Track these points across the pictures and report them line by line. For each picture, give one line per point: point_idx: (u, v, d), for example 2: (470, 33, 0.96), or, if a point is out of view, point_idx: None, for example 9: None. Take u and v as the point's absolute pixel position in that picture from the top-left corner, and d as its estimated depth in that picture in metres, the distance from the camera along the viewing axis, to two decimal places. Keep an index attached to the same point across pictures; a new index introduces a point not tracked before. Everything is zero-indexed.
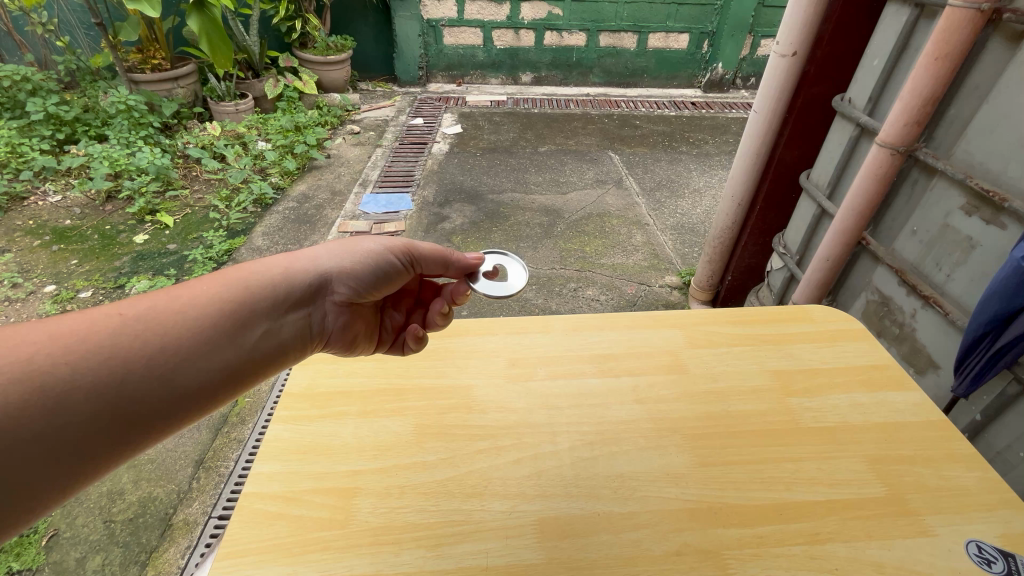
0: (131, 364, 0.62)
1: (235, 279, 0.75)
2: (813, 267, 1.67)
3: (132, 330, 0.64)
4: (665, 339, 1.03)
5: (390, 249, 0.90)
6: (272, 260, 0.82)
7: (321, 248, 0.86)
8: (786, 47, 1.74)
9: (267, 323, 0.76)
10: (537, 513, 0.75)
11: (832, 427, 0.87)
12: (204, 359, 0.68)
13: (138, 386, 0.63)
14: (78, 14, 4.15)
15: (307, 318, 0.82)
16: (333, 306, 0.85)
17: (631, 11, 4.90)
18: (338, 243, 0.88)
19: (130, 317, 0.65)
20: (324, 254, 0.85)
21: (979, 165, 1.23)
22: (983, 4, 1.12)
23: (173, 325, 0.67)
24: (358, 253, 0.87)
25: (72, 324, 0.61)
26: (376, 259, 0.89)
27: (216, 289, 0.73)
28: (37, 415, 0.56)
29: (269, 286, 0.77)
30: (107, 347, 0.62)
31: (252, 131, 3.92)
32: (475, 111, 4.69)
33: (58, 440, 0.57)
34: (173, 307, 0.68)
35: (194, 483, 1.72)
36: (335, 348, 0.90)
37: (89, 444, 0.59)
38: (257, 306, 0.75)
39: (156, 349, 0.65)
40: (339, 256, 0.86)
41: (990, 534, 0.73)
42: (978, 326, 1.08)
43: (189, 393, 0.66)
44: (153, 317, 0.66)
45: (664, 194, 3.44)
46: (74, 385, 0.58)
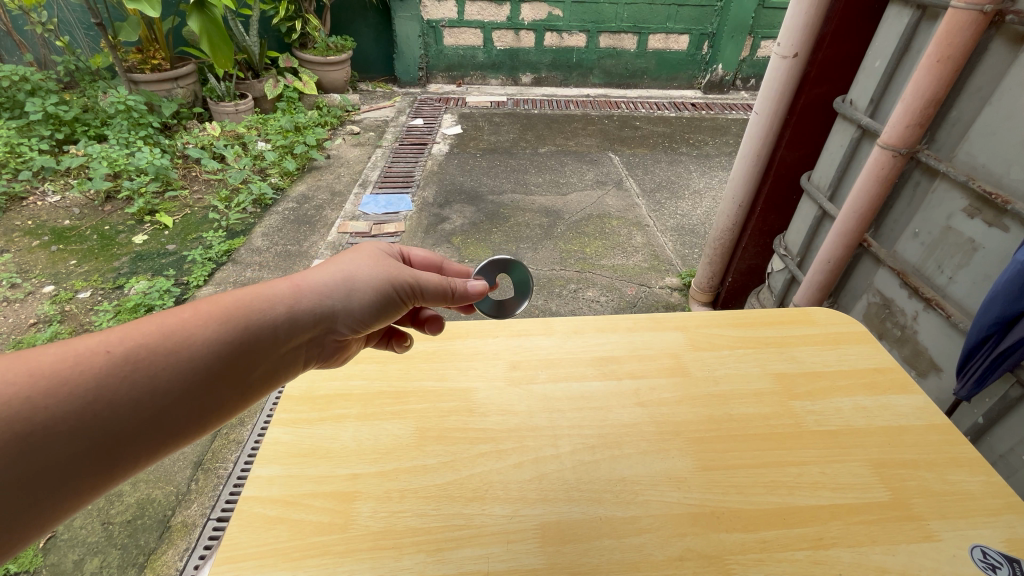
0: (119, 410, 0.56)
1: (239, 310, 0.67)
2: (815, 269, 1.66)
3: (121, 370, 0.57)
4: (667, 342, 1.02)
5: (399, 284, 0.81)
6: (279, 287, 0.72)
7: (333, 276, 0.77)
8: (787, 49, 1.73)
9: (267, 361, 0.70)
10: (539, 518, 0.74)
11: (835, 430, 0.86)
12: (198, 403, 0.62)
13: (124, 440, 0.57)
14: (78, 14, 4.14)
15: (309, 352, 0.75)
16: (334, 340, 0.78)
17: (631, 12, 4.90)
18: (352, 272, 0.78)
19: (118, 356, 0.58)
20: (337, 285, 0.76)
21: (981, 167, 1.23)
22: (986, 6, 1.12)
23: (167, 369, 0.60)
24: (372, 289, 0.78)
25: (50, 363, 0.53)
26: (385, 294, 0.80)
27: (217, 323, 0.65)
28: (8, 474, 0.50)
29: (274, 324, 0.70)
30: (92, 392, 0.55)
31: (252, 132, 3.92)
32: (475, 111, 4.69)
33: (33, 502, 0.52)
34: (167, 343, 0.61)
35: (193, 484, 1.71)
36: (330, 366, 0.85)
37: (68, 494, 0.54)
38: (258, 347, 0.68)
39: (146, 397, 0.58)
40: (351, 290, 0.77)
41: (995, 538, 0.72)
42: (980, 329, 1.08)
43: (178, 440, 0.62)
44: (144, 353, 0.59)
45: (665, 196, 3.44)
46: (52, 442, 0.52)
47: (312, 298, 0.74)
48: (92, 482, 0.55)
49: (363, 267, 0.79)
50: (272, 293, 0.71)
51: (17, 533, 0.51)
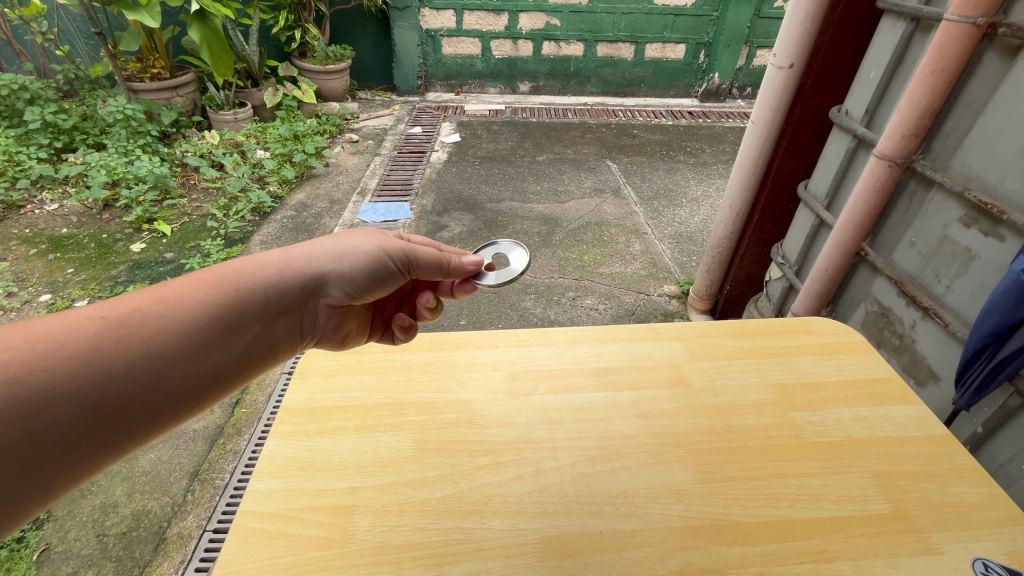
0: (116, 370, 0.62)
1: (224, 278, 0.74)
2: (812, 278, 1.66)
3: (116, 334, 0.63)
4: (667, 352, 1.02)
5: (390, 253, 0.89)
6: (265, 256, 0.80)
7: (318, 245, 0.85)
8: (782, 60, 1.75)
9: (257, 327, 0.76)
10: (538, 532, 0.73)
11: (835, 442, 0.86)
12: (192, 364, 0.68)
13: (122, 399, 0.62)
14: (78, 23, 4.16)
15: (299, 320, 0.82)
16: (326, 308, 0.85)
17: (628, 22, 4.95)
18: (336, 241, 0.87)
19: (112, 320, 0.64)
20: (322, 253, 0.84)
21: (976, 177, 1.24)
22: (978, 19, 1.13)
23: (160, 332, 0.66)
24: (358, 255, 0.86)
25: (50, 326, 0.60)
26: (371, 263, 0.88)
27: (203, 289, 0.71)
28: (11, 433, 0.54)
29: (260, 288, 0.76)
30: (89, 353, 0.60)
31: (251, 140, 3.93)
32: (474, 120, 4.71)
33: (39, 458, 0.56)
34: (157, 308, 0.67)
35: (189, 496, 1.70)
36: (325, 343, 0.92)
37: (70, 452, 0.58)
38: (246, 310, 0.74)
39: (141, 354, 0.64)
40: (337, 257, 0.85)
41: (997, 551, 0.72)
42: (979, 338, 1.08)
43: (173, 402, 0.66)
44: (137, 319, 0.65)
45: (662, 203, 3.46)
46: (53, 400, 0.57)
47: (296, 265, 0.82)
48: (94, 441, 0.60)
49: (352, 237, 0.88)
50: (259, 264, 0.78)
51: (25, 489, 0.56)
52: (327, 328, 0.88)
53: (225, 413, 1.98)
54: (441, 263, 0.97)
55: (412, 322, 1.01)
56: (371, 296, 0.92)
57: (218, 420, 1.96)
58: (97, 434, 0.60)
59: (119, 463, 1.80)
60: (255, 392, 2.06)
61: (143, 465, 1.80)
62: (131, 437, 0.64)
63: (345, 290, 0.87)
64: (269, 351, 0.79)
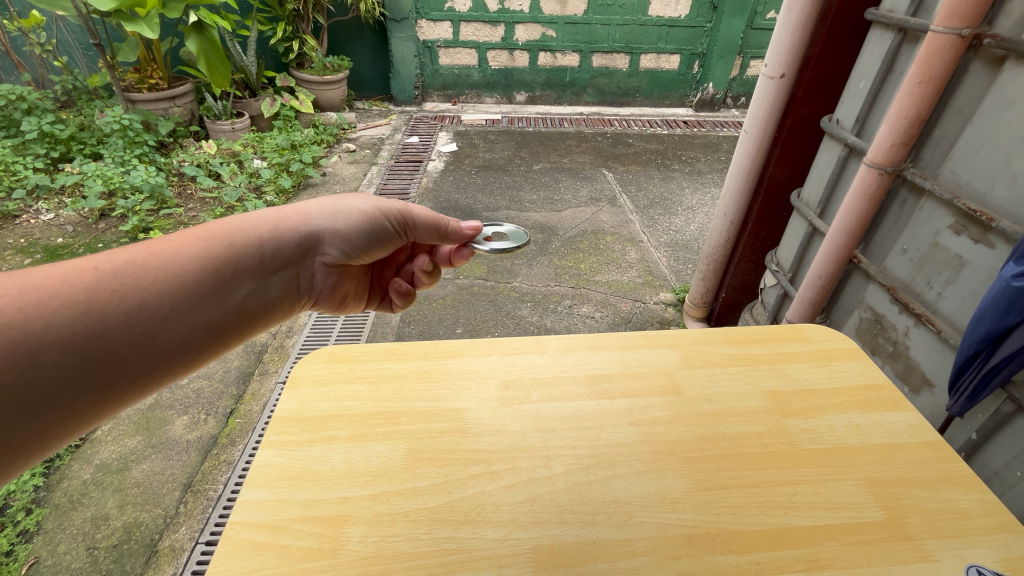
0: (111, 320, 0.68)
1: (211, 236, 0.81)
2: (806, 285, 1.67)
3: (112, 285, 0.70)
4: (660, 360, 1.02)
5: (386, 214, 1.00)
6: (257, 215, 0.89)
7: (309, 206, 0.95)
8: (774, 70, 1.77)
9: (252, 282, 0.84)
10: (531, 541, 0.73)
11: (829, 449, 0.86)
12: (189, 315, 0.75)
13: (122, 345, 0.69)
14: (77, 34, 4.19)
15: (295, 277, 0.92)
16: (322, 266, 0.96)
17: (623, 33, 5.00)
18: (327, 202, 0.97)
19: (106, 271, 0.70)
20: (313, 212, 0.94)
21: (965, 185, 1.25)
22: (963, 30, 1.15)
23: (156, 284, 0.73)
24: (349, 214, 0.96)
25: (47, 274, 0.66)
26: (364, 226, 0.98)
27: (190, 244, 0.79)
28: (9, 377, 0.60)
29: (250, 244, 0.84)
30: (83, 304, 0.66)
31: (247, 149, 3.94)
32: (470, 129, 4.74)
33: (46, 397, 0.62)
34: (147, 261, 0.74)
35: (181, 508, 1.68)
36: (323, 302, 1.02)
37: (74, 392, 0.65)
38: (236, 266, 0.82)
39: (135, 301, 0.71)
40: (330, 215, 0.95)
41: (991, 558, 0.72)
42: (971, 344, 1.09)
43: (172, 350, 0.73)
44: (131, 272, 0.72)
45: (658, 211, 3.48)
46: (53, 345, 0.63)
47: (286, 223, 0.91)
48: (96, 382, 0.67)
49: (344, 197, 0.98)
50: (254, 223, 0.87)
51: (37, 428, 0.62)
52: (320, 285, 0.97)
53: (219, 424, 1.97)
54: (438, 228, 1.09)
55: (409, 290, 1.23)
56: (366, 257, 1.03)
57: (212, 430, 1.94)
58: (98, 377, 0.67)
59: (111, 474, 1.78)
60: (250, 402, 2.05)
61: (135, 476, 1.78)
62: (132, 383, 0.70)
63: (339, 249, 0.97)
64: (266, 306, 0.87)
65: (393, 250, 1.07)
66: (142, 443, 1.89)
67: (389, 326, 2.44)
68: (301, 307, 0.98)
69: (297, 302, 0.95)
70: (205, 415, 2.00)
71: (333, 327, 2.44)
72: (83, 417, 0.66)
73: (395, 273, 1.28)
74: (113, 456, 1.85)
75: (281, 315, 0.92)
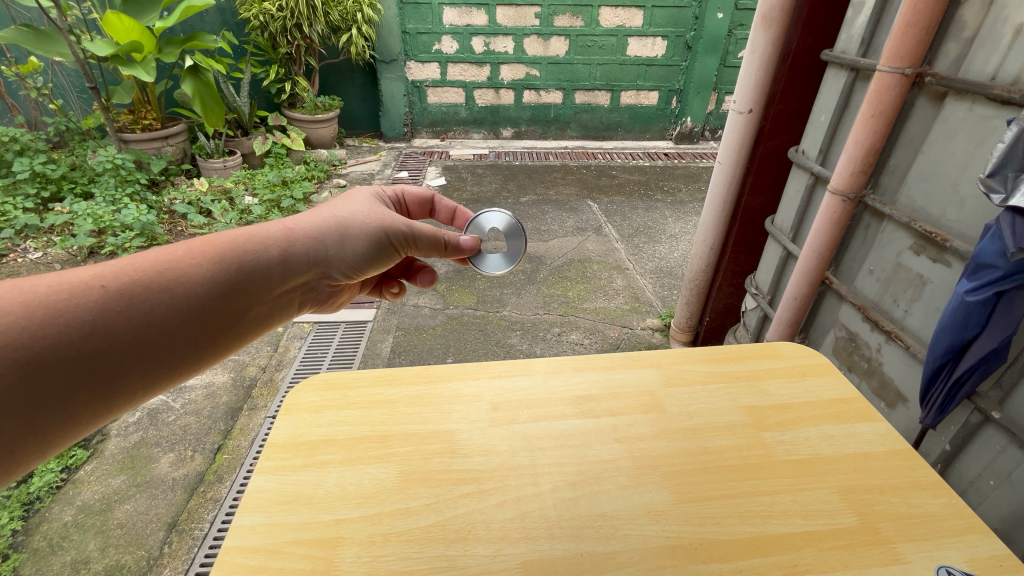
0: (115, 340, 0.71)
1: (219, 253, 0.83)
2: (784, 306, 1.74)
3: (116, 306, 0.71)
4: (643, 379, 1.07)
5: (392, 232, 1.06)
6: (267, 230, 0.91)
7: (319, 221, 0.98)
8: (742, 105, 1.89)
9: (255, 302, 0.87)
10: (521, 556, 0.75)
11: (805, 459, 0.90)
12: (191, 335, 0.78)
13: (123, 364, 0.72)
14: (72, 78, 4.30)
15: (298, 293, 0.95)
16: (325, 283, 0.99)
17: (604, 72, 5.25)
18: (337, 218, 1.00)
19: (113, 289, 0.72)
20: (322, 229, 0.97)
21: (921, 209, 1.34)
22: (906, 69, 1.26)
23: (158, 305, 0.75)
24: (356, 232, 1.01)
25: (51, 288, 0.68)
26: (372, 242, 1.03)
27: (198, 264, 0.80)
28: (13, 393, 0.63)
29: (258, 264, 0.87)
30: (87, 323, 0.69)
31: (239, 186, 4.01)
32: (459, 164, 4.88)
33: (46, 412, 0.66)
34: (154, 279, 0.76)
35: (166, 548, 1.64)
36: (320, 308, 1.08)
37: (72, 407, 0.68)
38: (240, 286, 0.84)
39: (140, 321, 0.73)
40: (338, 233, 0.99)
41: (959, 558, 0.75)
42: (936, 358, 1.14)
43: (171, 368, 0.77)
44: (135, 292, 0.73)
45: (643, 240, 3.58)
46: (55, 364, 0.66)
47: (294, 240, 0.93)
48: (96, 398, 0.70)
49: (352, 214, 1.02)
50: (261, 240, 0.89)
51: (38, 439, 0.66)
52: (321, 297, 1.02)
53: (207, 460, 1.95)
54: (441, 244, 1.13)
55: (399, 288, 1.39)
56: (367, 272, 1.08)
57: (198, 467, 1.92)
58: (98, 391, 0.70)
59: (93, 515, 1.74)
60: (238, 437, 2.04)
61: (118, 517, 1.74)
62: (130, 395, 0.74)
63: (344, 266, 1.01)
64: (266, 320, 0.91)
65: (395, 261, 1.12)
66: (125, 482, 1.86)
67: (380, 357, 2.45)
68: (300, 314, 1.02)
69: (297, 311, 1.00)
70: (192, 452, 1.98)
71: (324, 358, 2.45)
72: (80, 425, 0.70)
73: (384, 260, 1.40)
74: (95, 496, 1.81)
75: (280, 323, 0.96)
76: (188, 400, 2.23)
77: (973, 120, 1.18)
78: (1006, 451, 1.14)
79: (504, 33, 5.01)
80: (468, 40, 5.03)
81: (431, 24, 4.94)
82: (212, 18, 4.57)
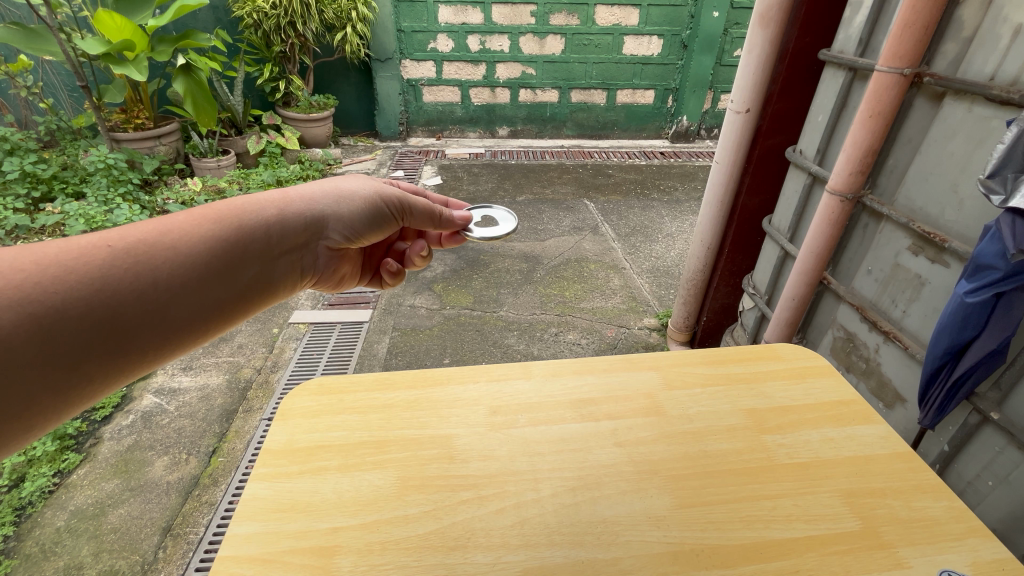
0: (124, 297, 0.69)
1: (220, 216, 0.82)
2: (782, 307, 1.73)
3: (122, 262, 0.70)
4: (643, 382, 1.06)
5: (388, 200, 1.06)
6: (264, 197, 0.91)
7: (314, 188, 0.98)
8: (740, 104, 1.88)
9: (260, 265, 0.86)
10: (521, 564, 0.74)
11: (806, 463, 0.90)
12: (200, 295, 0.77)
13: (134, 323, 0.70)
14: (63, 77, 4.25)
15: (300, 259, 0.94)
16: (326, 250, 0.99)
17: (600, 70, 5.23)
18: (331, 185, 1.00)
19: (119, 249, 0.71)
20: (318, 196, 0.97)
21: (919, 209, 1.34)
22: (905, 69, 1.26)
23: (166, 263, 0.74)
24: (353, 199, 1.01)
25: (59, 249, 0.67)
26: (373, 207, 1.04)
27: (200, 224, 0.79)
28: (25, 348, 0.61)
29: (259, 226, 0.86)
30: (97, 279, 0.67)
31: (233, 186, 3.98)
32: (454, 163, 4.87)
33: (59, 370, 0.64)
34: (159, 240, 0.75)
35: (160, 553, 1.62)
36: (322, 283, 1.07)
37: (83, 366, 0.66)
38: (244, 248, 0.83)
39: (148, 279, 0.72)
40: (333, 199, 0.99)
41: (962, 562, 0.75)
42: (934, 359, 1.14)
43: (181, 330, 0.76)
44: (141, 251, 0.73)
45: (639, 239, 3.58)
46: (67, 320, 0.65)
47: (292, 206, 0.92)
48: (107, 360, 0.69)
49: (347, 181, 1.02)
50: (259, 203, 0.88)
51: (52, 400, 0.64)
52: (323, 266, 1.01)
53: (201, 463, 1.93)
54: (434, 214, 1.16)
55: (399, 269, 1.32)
56: (365, 242, 1.07)
57: (193, 470, 1.90)
58: (109, 351, 0.68)
59: (87, 520, 1.72)
60: (234, 439, 2.02)
61: (112, 522, 1.72)
62: (142, 358, 0.73)
63: (345, 233, 1.01)
64: (271, 287, 0.90)
65: (390, 234, 1.12)
66: (119, 486, 1.84)
67: (376, 358, 2.43)
68: (302, 286, 1.01)
69: (299, 281, 0.98)
70: (187, 455, 1.96)
71: (319, 360, 2.42)
72: (94, 389, 0.69)
73: (384, 253, 1.36)
74: (89, 501, 1.78)
75: (283, 293, 0.95)
76: (182, 402, 2.20)
77: (972, 120, 1.18)
78: (1005, 451, 1.14)
79: (499, 32, 4.99)
80: (463, 38, 5.01)
81: (426, 22, 4.91)
82: (205, 16, 4.53)
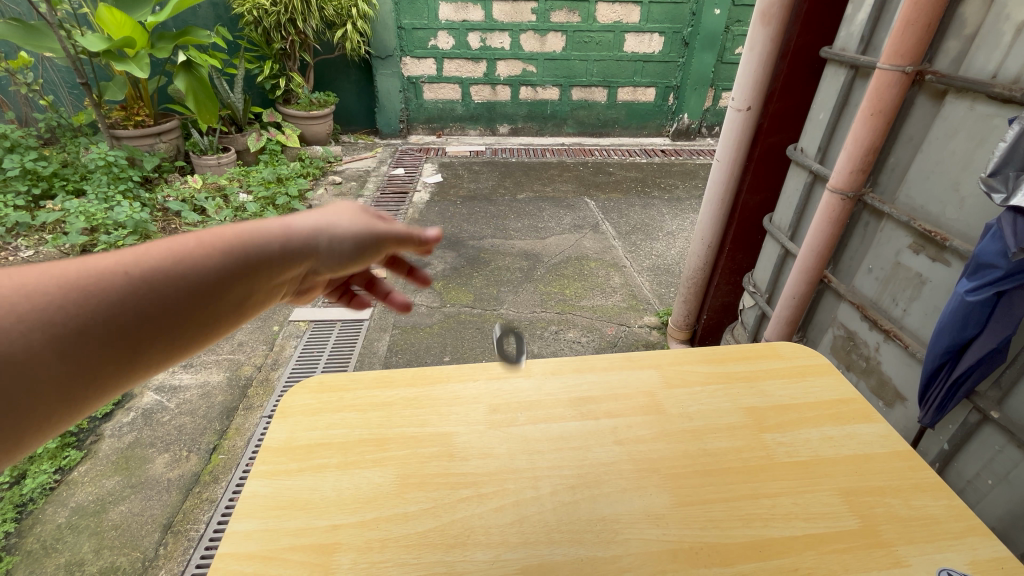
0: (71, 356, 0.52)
1: (219, 252, 0.64)
2: (782, 306, 1.73)
3: (79, 309, 0.52)
4: (643, 380, 1.06)
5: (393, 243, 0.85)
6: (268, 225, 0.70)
7: (325, 220, 0.77)
8: (740, 103, 1.87)
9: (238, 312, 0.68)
10: (520, 561, 0.74)
11: (806, 461, 0.90)
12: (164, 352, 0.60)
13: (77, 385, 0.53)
14: (63, 74, 4.26)
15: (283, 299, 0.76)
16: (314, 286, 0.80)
17: (600, 68, 5.22)
18: (344, 219, 0.79)
19: (82, 289, 0.53)
20: (328, 228, 0.77)
21: (920, 208, 1.33)
22: (907, 67, 1.25)
23: (136, 312, 0.56)
24: (361, 240, 0.80)
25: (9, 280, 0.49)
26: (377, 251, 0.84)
27: (192, 262, 0.61)
28: None
29: (255, 267, 0.67)
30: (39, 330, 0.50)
31: (233, 184, 3.98)
32: (455, 160, 4.86)
33: None
34: (134, 279, 0.56)
35: (161, 550, 1.63)
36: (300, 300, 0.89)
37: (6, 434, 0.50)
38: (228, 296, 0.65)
39: (108, 332, 0.54)
40: (344, 236, 0.78)
41: (960, 561, 0.75)
42: (934, 357, 1.14)
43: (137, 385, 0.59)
44: (110, 295, 0.54)
45: (640, 237, 3.58)
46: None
47: (296, 242, 0.72)
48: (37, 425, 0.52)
49: (353, 216, 0.81)
50: (261, 233, 0.68)
51: None
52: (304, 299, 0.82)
53: (202, 460, 1.93)
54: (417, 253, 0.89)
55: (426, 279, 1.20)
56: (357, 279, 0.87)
57: (193, 467, 1.91)
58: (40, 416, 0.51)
59: (88, 517, 1.72)
60: (234, 437, 2.03)
61: (113, 518, 1.72)
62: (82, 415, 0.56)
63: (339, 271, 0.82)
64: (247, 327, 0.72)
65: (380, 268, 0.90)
66: (120, 483, 1.84)
67: (376, 356, 2.43)
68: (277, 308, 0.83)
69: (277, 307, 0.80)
70: (188, 452, 1.96)
71: (319, 358, 2.42)
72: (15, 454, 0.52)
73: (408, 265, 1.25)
74: (90, 498, 1.79)
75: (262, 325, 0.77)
76: (182, 400, 2.20)
77: (974, 118, 1.17)
78: (1005, 450, 1.14)
79: (500, 29, 4.97)
80: (464, 36, 5.00)
81: (427, 19, 4.90)
82: (205, 12, 4.52)
